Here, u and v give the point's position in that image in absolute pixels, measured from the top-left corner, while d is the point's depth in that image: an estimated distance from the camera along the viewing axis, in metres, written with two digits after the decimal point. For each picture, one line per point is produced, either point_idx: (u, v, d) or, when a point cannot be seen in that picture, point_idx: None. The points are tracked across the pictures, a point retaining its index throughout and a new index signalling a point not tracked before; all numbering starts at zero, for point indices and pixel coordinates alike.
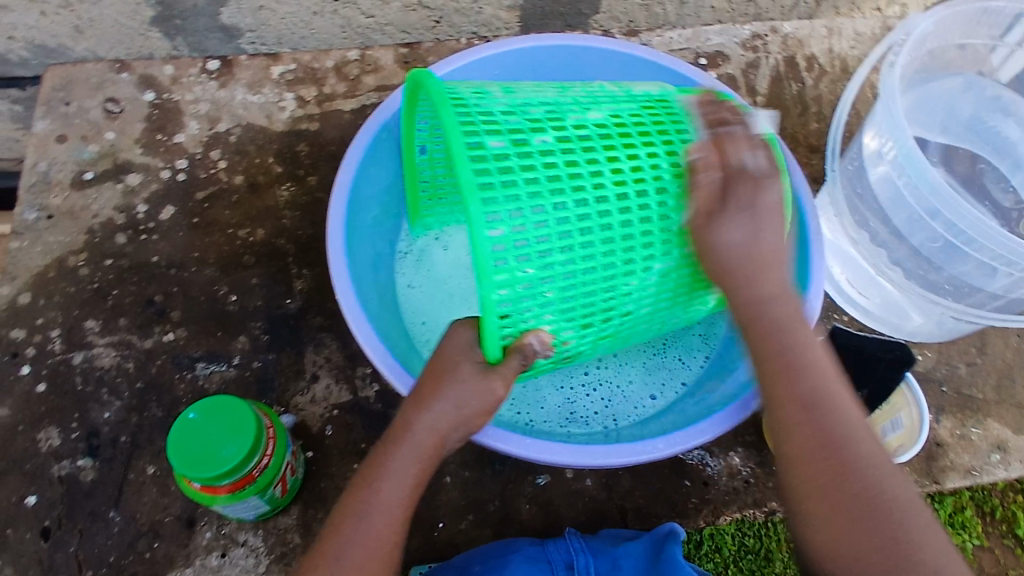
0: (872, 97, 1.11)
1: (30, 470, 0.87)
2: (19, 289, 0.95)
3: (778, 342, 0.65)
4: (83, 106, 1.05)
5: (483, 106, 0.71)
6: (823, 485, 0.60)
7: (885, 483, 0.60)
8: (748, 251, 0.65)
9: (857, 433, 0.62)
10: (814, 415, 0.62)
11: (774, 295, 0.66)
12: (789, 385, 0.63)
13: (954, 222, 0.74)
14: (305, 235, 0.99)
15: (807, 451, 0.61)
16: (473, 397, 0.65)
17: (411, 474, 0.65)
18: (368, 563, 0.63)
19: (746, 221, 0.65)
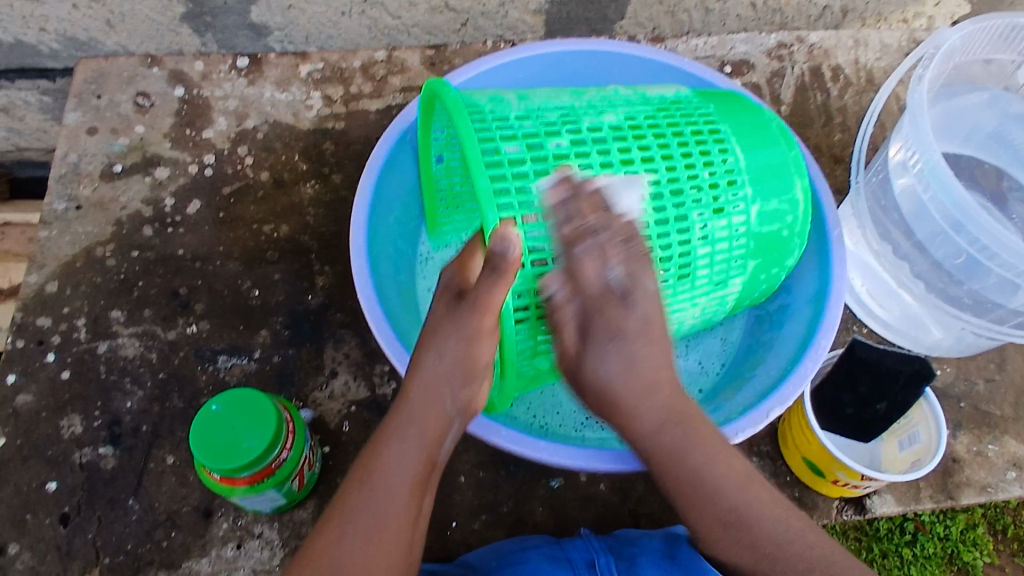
0: (897, 109, 1.11)
1: (52, 456, 0.88)
2: (46, 278, 0.97)
3: (681, 467, 0.66)
4: (114, 100, 1.07)
5: (498, 113, 0.72)
6: (750, 563, 0.65)
7: (799, 553, 0.64)
8: (628, 380, 0.67)
9: (768, 517, 0.65)
10: (712, 494, 0.66)
11: (658, 427, 0.67)
12: (699, 505, 0.66)
13: (979, 238, 0.73)
14: (327, 232, 1.00)
15: (727, 548, 0.66)
16: (459, 350, 0.66)
17: (408, 430, 0.65)
18: (377, 533, 0.62)
19: (614, 357, 0.66)
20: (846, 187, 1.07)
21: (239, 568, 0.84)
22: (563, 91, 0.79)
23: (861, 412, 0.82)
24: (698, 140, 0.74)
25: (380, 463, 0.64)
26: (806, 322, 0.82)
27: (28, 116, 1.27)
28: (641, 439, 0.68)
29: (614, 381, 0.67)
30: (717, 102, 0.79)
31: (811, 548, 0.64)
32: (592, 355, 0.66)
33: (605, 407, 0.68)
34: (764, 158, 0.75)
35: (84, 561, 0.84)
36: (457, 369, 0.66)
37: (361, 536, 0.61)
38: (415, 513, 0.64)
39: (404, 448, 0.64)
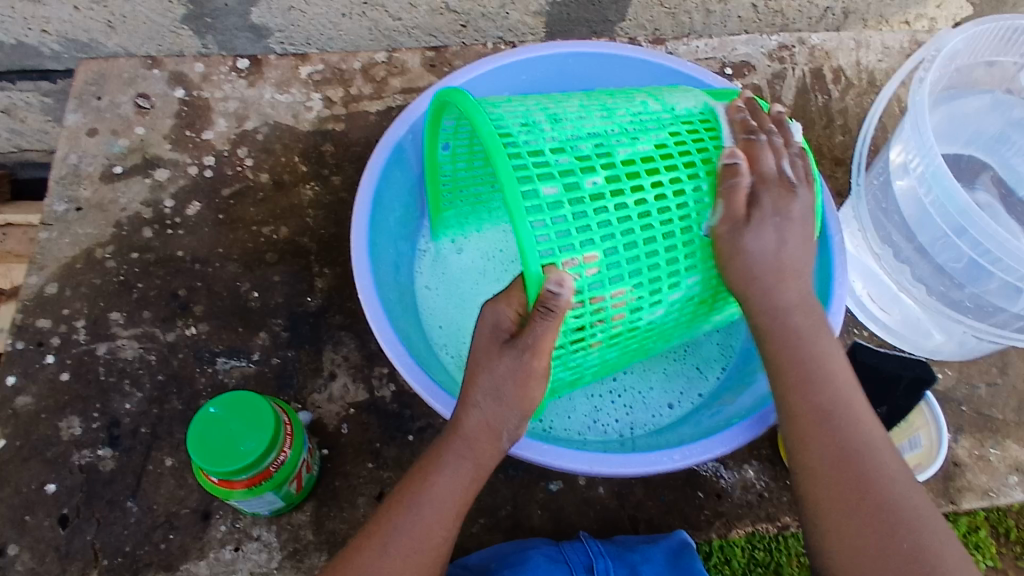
0: (898, 111, 1.10)
1: (51, 457, 0.88)
2: (46, 279, 0.97)
3: (791, 344, 0.69)
4: (115, 101, 1.07)
5: (531, 141, 0.68)
6: (836, 469, 0.64)
7: (884, 473, 0.64)
8: (773, 260, 0.70)
9: (868, 428, 0.66)
10: (831, 407, 0.67)
11: (795, 304, 0.71)
12: (807, 394, 0.68)
13: (981, 242, 0.73)
14: (327, 234, 1.00)
15: (813, 442, 0.66)
16: (509, 400, 0.65)
17: (464, 473, 0.66)
18: (414, 554, 0.65)
19: (768, 232, 0.70)
20: (847, 189, 1.07)
21: (237, 571, 0.84)
22: (589, 106, 0.75)
23: None
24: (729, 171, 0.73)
25: (429, 487, 0.66)
26: None
27: (29, 117, 1.28)
28: (766, 313, 0.71)
29: (761, 251, 0.70)
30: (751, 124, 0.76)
31: (892, 471, 0.64)
32: (749, 232, 0.70)
33: (741, 282, 0.71)
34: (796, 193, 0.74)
35: (82, 562, 0.84)
36: (512, 409, 0.65)
37: (399, 556, 0.64)
38: (451, 534, 0.67)
39: (453, 476, 0.66)
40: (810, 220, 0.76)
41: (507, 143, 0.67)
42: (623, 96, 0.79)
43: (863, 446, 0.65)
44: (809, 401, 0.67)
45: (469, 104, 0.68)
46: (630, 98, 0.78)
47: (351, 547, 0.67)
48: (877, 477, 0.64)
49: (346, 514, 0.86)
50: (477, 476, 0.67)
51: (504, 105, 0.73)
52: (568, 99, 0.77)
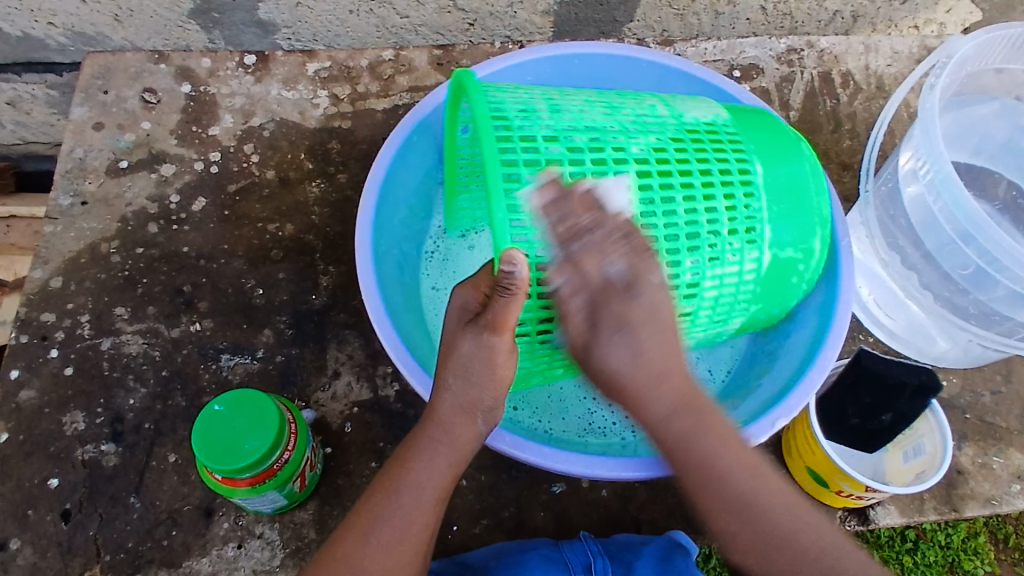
0: (906, 117, 1.10)
1: (54, 452, 0.88)
2: (51, 273, 0.97)
3: (689, 460, 0.65)
4: (121, 95, 1.06)
5: (525, 126, 0.71)
6: (760, 549, 0.64)
7: (806, 541, 0.63)
8: (640, 371, 0.64)
9: (774, 505, 0.64)
10: (736, 502, 0.64)
11: (668, 414, 0.65)
12: (715, 495, 0.64)
13: (990, 250, 0.72)
14: (332, 232, 1.00)
15: (737, 533, 0.64)
16: (482, 383, 0.65)
17: (443, 457, 0.66)
18: (397, 543, 0.64)
19: (627, 344, 0.64)
20: (854, 194, 1.06)
21: (240, 568, 0.84)
22: (594, 103, 0.77)
23: (866, 423, 0.82)
24: (725, 177, 0.73)
25: (408, 473, 0.66)
26: (812, 332, 0.81)
27: (34, 110, 1.28)
28: (656, 430, 0.66)
29: (620, 361, 0.64)
30: (754, 133, 0.77)
31: (814, 544, 0.63)
32: (608, 339, 0.64)
33: (613, 392, 0.66)
34: (787, 190, 0.75)
35: (84, 558, 0.84)
36: (485, 389, 0.65)
37: (382, 545, 0.64)
38: (435, 524, 0.66)
39: (432, 463, 0.66)
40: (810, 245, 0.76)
41: (499, 125, 0.70)
42: (633, 97, 0.80)
43: (778, 531, 0.63)
44: (711, 503, 0.65)
45: (467, 79, 0.70)
46: (640, 100, 0.79)
47: (336, 538, 0.66)
48: (797, 546, 0.63)
49: (348, 513, 0.86)
50: (456, 461, 0.67)
51: (507, 91, 0.75)
52: (574, 94, 0.78)
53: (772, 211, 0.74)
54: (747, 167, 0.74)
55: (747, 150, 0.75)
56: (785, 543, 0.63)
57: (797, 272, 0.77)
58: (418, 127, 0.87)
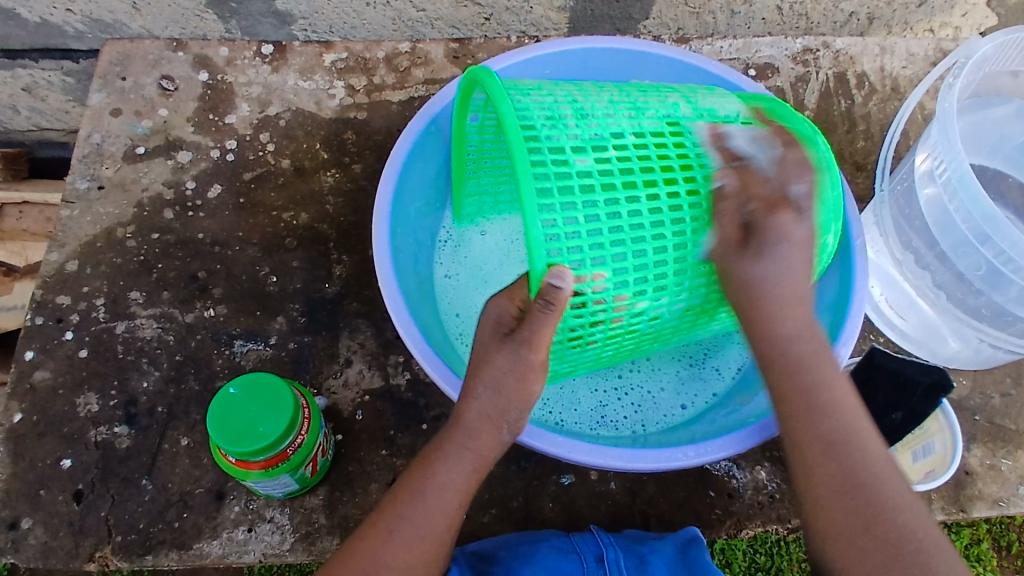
0: (921, 118, 1.10)
1: (67, 433, 0.89)
2: (67, 257, 0.97)
3: (799, 380, 0.65)
4: (139, 82, 1.07)
5: (553, 136, 0.68)
6: (835, 485, 0.62)
7: (888, 491, 0.62)
8: (784, 285, 0.65)
9: (869, 452, 0.63)
10: (828, 439, 0.63)
11: (795, 335, 0.66)
12: (814, 422, 0.64)
13: (1005, 250, 0.72)
14: (346, 221, 1.00)
15: (823, 453, 0.63)
16: (511, 387, 0.65)
17: (468, 462, 0.67)
18: (419, 539, 0.65)
19: (777, 259, 0.65)
20: (868, 194, 1.06)
21: (250, 551, 0.84)
22: (618, 103, 0.74)
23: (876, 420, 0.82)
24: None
25: (432, 473, 0.66)
26: (823, 330, 0.81)
27: (50, 97, 1.29)
28: (767, 345, 0.66)
29: (769, 286, 0.65)
30: (778, 133, 0.75)
31: (897, 494, 0.62)
32: (763, 262, 0.65)
33: (744, 305, 0.67)
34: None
35: (96, 538, 0.85)
36: (512, 400, 0.66)
37: (404, 541, 0.64)
38: (457, 524, 0.67)
39: (455, 465, 0.66)
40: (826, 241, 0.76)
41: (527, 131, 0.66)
42: (654, 93, 0.78)
43: (863, 476, 0.62)
44: (804, 431, 0.64)
45: (496, 90, 0.66)
46: (661, 97, 0.77)
47: (356, 535, 0.66)
48: (878, 492, 0.62)
49: (358, 499, 0.87)
50: (478, 465, 0.67)
51: (529, 93, 0.73)
52: (596, 93, 0.76)
53: None
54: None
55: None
56: (864, 489, 0.62)
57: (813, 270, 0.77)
58: (430, 123, 0.87)
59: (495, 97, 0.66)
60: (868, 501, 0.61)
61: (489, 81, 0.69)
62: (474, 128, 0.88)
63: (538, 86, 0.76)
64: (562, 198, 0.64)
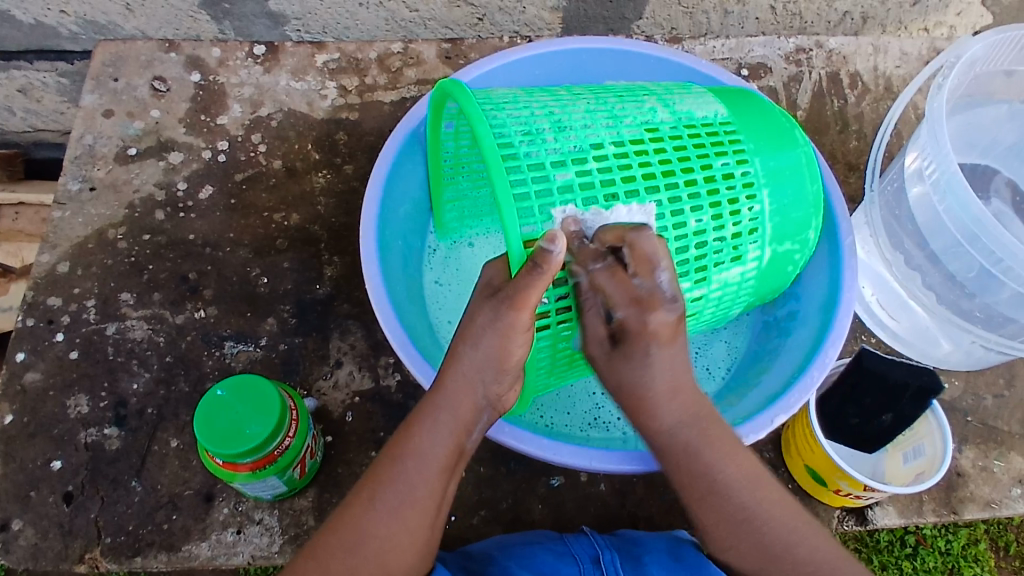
0: (914, 118, 1.10)
1: (57, 435, 0.89)
2: (58, 258, 0.97)
3: (692, 467, 0.64)
4: (131, 83, 1.07)
5: (532, 153, 0.66)
6: (755, 563, 0.64)
7: (805, 557, 0.63)
8: (662, 383, 0.63)
9: (781, 517, 0.64)
10: (742, 515, 0.63)
11: (679, 423, 0.64)
12: (711, 509, 0.64)
13: (995, 251, 0.72)
14: (337, 222, 1.00)
15: (727, 538, 0.64)
16: (493, 352, 0.63)
17: (445, 423, 0.65)
18: (402, 507, 0.64)
19: (645, 365, 0.63)
20: (860, 195, 1.06)
21: (238, 553, 0.84)
22: (596, 111, 0.72)
23: (865, 424, 0.81)
24: (728, 183, 0.72)
25: (413, 441, 0.65)
26: (813, 331, 0.81)
27: (45, 98, 1.29)
28: (659, 438, 0.64)
29: (654, 383, 0.63)
30: (758, 133, 0.74)
31: (812, 560, 0.63)
32: (636, 364, 0.63)
33: (630, 403, 0.65)
34: (791, 200, 0.75)
35: (85, 539, 0.85)
36: (489, 362, 0.64)
37: (387, 511, 0.64)
38: (441, 493, 0.65)
39: (436, 431, 0.65)
40: (806, 236, 0.78)
41: (505, 145, 0.65)
42: (631, 98, 0.76)
43: (769, 544, 0.63)
44: (707, 517, 0.64)
45: (471, 109, 0.64)
46: (639, 102, 0.74)
47: (336, 514, 0.66)
48: (794, 560, 0.63)
49: None
50: (459, 429, 0.66)
51: (505, 107, 0.70)
52: (573, 101, 0.73)
53: (773, 212, 0.74)
54: (749, 169, 0.73)
55: (748, 149, 0.73)
56: (783, 558, 0.63)
57: (793, 262, 0.79)
58: (412, 133, 0.87)
59: (471, 117, 0.64)
60: (785, 572, 0.63)
61: (464, 98, 0.66)
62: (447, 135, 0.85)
63: (511, 93, 0.74)
64: (544, 213, 0.64)
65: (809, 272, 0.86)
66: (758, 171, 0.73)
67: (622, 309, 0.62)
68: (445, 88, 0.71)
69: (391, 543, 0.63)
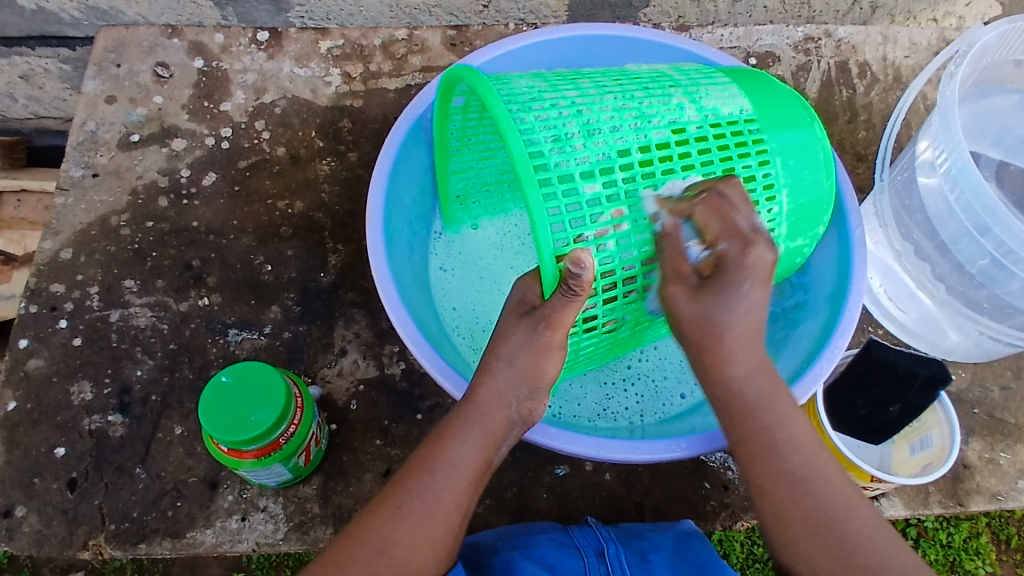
0: (923, 108, 1.09)
1: (62, 421, 0.89)
2: (61, 245, 0.97)
3: (754, 418, 0.63)
4: (134, 69, 1.06)
5: (562, 164, 0.63)
6: (807, 527, 0.61)
7: (856, 524, 0.61)
8: (746, 326, 0.61)
9: (834, 486, 0.62)
10: (796, 476, 0.62)
11: (750, 374, 0.63)
12: (775, 462, 0.63)
13: (1005, 241, 0.71)
14: (341, 210, 0.99)
15: (784, 500, 0.62)
16: (525, 366, 0.64)
17: (477, 439, 0.65)
18: (427, 517, 0.63)
19: (738, 304, 0.60)
20: (868, 185, 1.05)
21: (243, 541, 0.84)
22: (623, 110, 0.69)
23: (874, 414, 0.81)
24: (749, 187, 0.71)
25: (443, 451, 0.65)
26: (822, 321, 0.81)
27: (47, 84, 1.28)
28: (724, 386, 0.63)
29: (732, 326, 0.61)
30: (784, 137, 0.73)
31: (865, 526, 0.61)
32: (723, 301, 0.60)
33: (703, 340, 0.62)
34: (808, 209, 0.74)
35: (89, 526, 0.85)
36: (524, 376, 0.64)
37: (411, 518, 0.63)
38: (465, 504, 0.65)
39: (465, 443, 0.65)
40: (818, 233, 0.78)
41: (533, 147, 0.63)
42: (657, 90, 0.72)
43: (824, 510, 0.61)
44: (765, 474, 0.63)
45: (502, 117, 0.60)
46: (666, 97, 0.71)
47: (358, 520, 0.65)
48: (844, 527, 0.61)
49: (352, 489, 0.86)
50: (488, 442, 0.65)
51: (532, 107, 0.66)
52: (599, 96, 0.70)
53: (791, 212, 0.74)
54: (771, 173, 0.72)
55: (772, 150, 0.72)
56: (832, 526, 0.61)
57: (802, 255, 0.79)
58: (419, 122, 0.85)
59: (501, 126, 0.60)
60: (836, 539, 0.61)
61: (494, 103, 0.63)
62: (460, 110, 0.83)
63: (534, 82, 0.71)
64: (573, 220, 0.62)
65: (820, 263, 0.85)
66: (780, 176, 0.72)
67: (725, 241, 0.60)
68: (469, 80, 0.67)
69: (414, 551, 0.63)
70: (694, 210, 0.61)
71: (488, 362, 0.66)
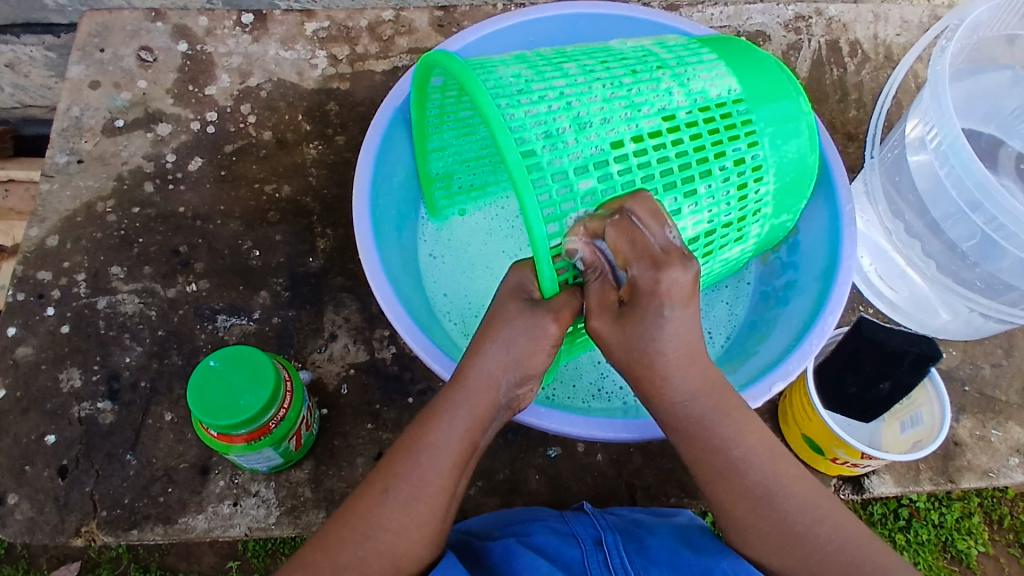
0: (915, 86, 1.08)
1: (51, 409, 0.88)
2: (47, 232, 0.96)
3: (706, 441, 0.64)
4: (117, 54, 1.05)
5: (554, 160, 0.62)
6: (772, 540, 0.64)
7: (824, 537, 0.64)
8: (681, 348, 0.60)
9: (796, 498, 0.65)
10: (754, 492, 0.64)
11: (691, 396, 0.63)
12: (728, 482, 0.64)
13: (997, 216, 0.71)
14: (329, 194, 0.99)
15: (745, 514, 0.65)
16: (520, 338, 0.63)
17: (463, 421, 0.64)
18: (413, 501, 0.63)
19: (666, 332, 0.59)
20: (859, 164, 1.05)
21: (235, 525, 0.84)
22: (613, 99, 0.68)
23: (863, 392, 0.81)
24: (738, 170, 0.71)
25: (428, 434, 0.64)
26: (813, 299, 0.80)
27: (32, 72, 1.26)
28: (671, 411, 0.63)
29: (666, 348, 0.60)
30: (771, 120, 0.72)
31: (831, 539, 0.64)
32: (645, 328, 0.59)
33: (636, 369, 0.61)
34: (792, 185, 0.75)
35: (81, 513, 0.85)
36: (518, 362, 0.63)
37: (400, 503, 0.63)
38: (452, 487, 0.65)
39: (451, 426, 0.64)
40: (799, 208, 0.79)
41: (522, 140, 0.61)
42: (645, 73, 0.71)
43: (790, 523, 0.64)
44: (723, 493, 0.65)
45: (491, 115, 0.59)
46: (655, 81, 0.70)
47: (346, 506, 0.65)
48: (809, 538, 0.64)
49: (344, 473, 0.86)
50: (474, 424, 0.64)
51: (520, 100, 0.64)
52: (588, 84, 0.68)
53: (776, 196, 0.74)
54: (759, 154, 0.72)
55: (759, 131, 0.72)
56: (798, 539, 0.64)
57: (786, 229, 0.81)
58: (402, 106, 0.84)
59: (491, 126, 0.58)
60: (802, 551, 0.64)
61: (482, 100, 0.61)
62: (437, 90, 0.82)
63: (519, 68, 0.69)
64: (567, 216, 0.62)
65: (810, 237, 0.85)
66: (767, 157, 0.72)
67: (637, 266, 0.57)
68: (454, 71, 0.64)
69: (401, 534, 0.63)
70: (606, 234, 0.58)
71: (479, 342, 0.64)
